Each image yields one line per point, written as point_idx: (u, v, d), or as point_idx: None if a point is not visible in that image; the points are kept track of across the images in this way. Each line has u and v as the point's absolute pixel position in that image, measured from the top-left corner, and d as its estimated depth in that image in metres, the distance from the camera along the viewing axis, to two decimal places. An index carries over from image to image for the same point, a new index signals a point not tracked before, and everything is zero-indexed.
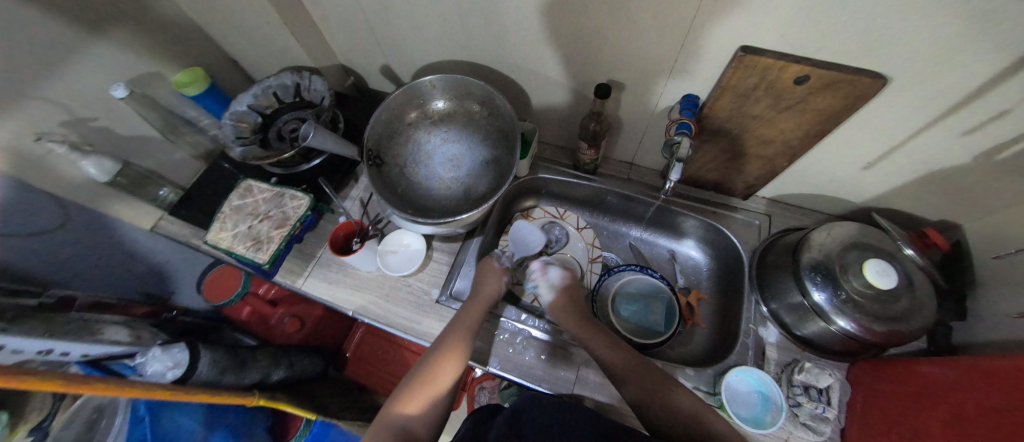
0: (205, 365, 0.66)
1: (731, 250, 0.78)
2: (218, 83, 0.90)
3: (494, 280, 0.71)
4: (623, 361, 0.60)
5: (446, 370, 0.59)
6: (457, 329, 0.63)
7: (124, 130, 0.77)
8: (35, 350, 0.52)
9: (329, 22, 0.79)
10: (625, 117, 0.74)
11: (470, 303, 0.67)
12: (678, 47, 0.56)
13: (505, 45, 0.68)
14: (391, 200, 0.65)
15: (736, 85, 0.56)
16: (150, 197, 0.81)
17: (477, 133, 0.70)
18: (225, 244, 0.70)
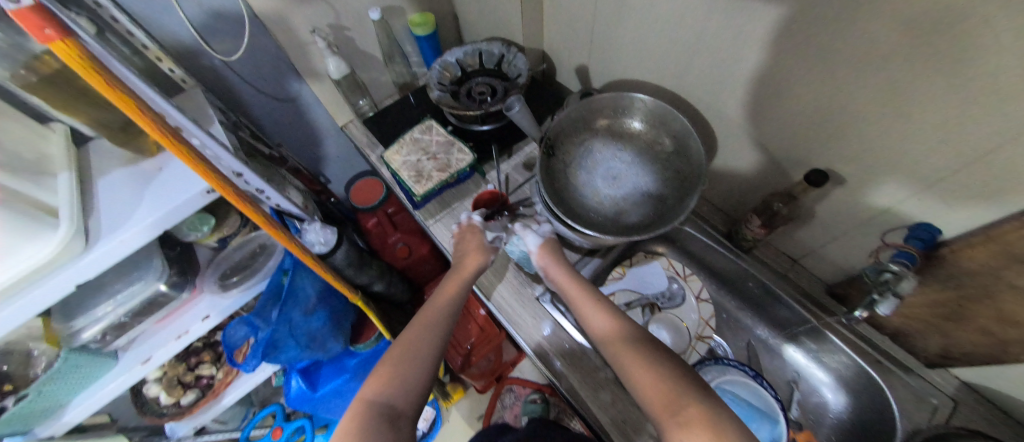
0: (342, 253, 0.78)
1: (885, 412, 0.64)
2: (438, 32, 1.02)
3: (473, 238, 0.73)
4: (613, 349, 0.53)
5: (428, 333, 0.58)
6: (446, 290, 0.66)
7: (361, 45, 0.93)
8: (255, 187, 0.66)
9: (555, 12, 0.84)
10: (821, 214, 0.64)
11: (454, 273, 0.68)
12: (936, 173, 0.46)
13: (720, 91, 0.64)
14: (548, 189, 0.66)
15: (1013, 241, 0.44)
16: (352, 102, 0.97)
17: (654, 164, 0.68)
18: (394, 165, 0.80)
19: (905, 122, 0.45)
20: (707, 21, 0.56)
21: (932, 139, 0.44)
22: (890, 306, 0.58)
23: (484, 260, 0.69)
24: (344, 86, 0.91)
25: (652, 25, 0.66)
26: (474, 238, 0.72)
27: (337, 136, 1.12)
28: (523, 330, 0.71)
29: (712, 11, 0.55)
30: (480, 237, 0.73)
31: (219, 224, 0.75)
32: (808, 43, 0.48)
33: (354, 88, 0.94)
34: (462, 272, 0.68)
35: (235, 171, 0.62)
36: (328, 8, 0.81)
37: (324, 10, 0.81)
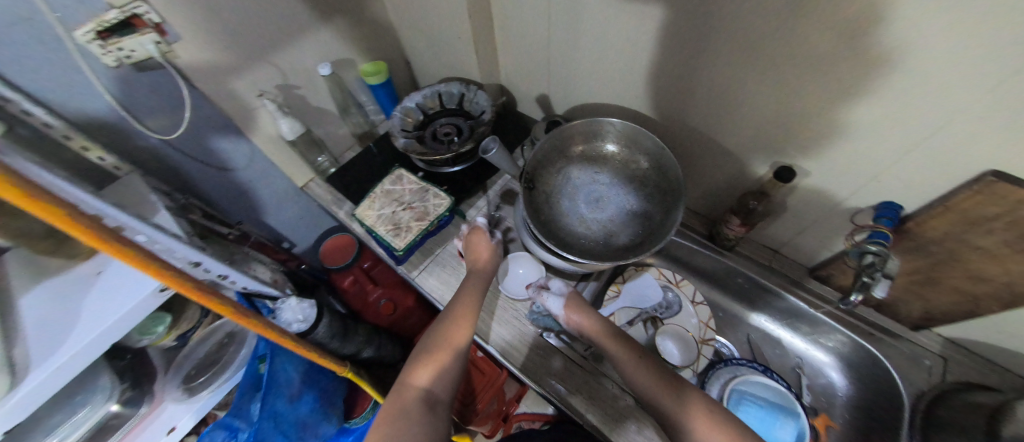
0: (324, 327, 0.71)
1: (886, 384, 0.66)
2: (392, 78, 1.01)
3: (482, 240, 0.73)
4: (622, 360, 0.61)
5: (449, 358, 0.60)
6: (459, 310, 0.64)
7: (314, 101, 0.90)
8: (218, 273, 0.60)
9: (508, 48, 0.86)
10: (792, 205, 0.67)
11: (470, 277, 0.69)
12: (889, 156, 0.51)
13: (679, 104, 0.68)
14: (535, 223, 0.65)
15: (966, 208, 0.49)
16: (311, 161, 0.92)
17: (631, 183, 0.69)
18: (369, 221, 0.76)
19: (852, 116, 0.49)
20: (660, 41, 0.60)
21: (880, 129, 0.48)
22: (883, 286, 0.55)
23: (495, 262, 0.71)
24: (301, 146, 0.87)
25: (606, 51, 0.69)
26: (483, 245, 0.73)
27: (298, 197, 1.06)
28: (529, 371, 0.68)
29: (662, 33, 0.58)
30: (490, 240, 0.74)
31: (175, 319, 0.67)
32: (755, 54, 0.51)
33: (311, 146, 0.90)
34: (479, 275, 0.68)
35: (193, 260, 0.56)
36: (276, 69, 0.78)
37: (271, 72, 0.77)
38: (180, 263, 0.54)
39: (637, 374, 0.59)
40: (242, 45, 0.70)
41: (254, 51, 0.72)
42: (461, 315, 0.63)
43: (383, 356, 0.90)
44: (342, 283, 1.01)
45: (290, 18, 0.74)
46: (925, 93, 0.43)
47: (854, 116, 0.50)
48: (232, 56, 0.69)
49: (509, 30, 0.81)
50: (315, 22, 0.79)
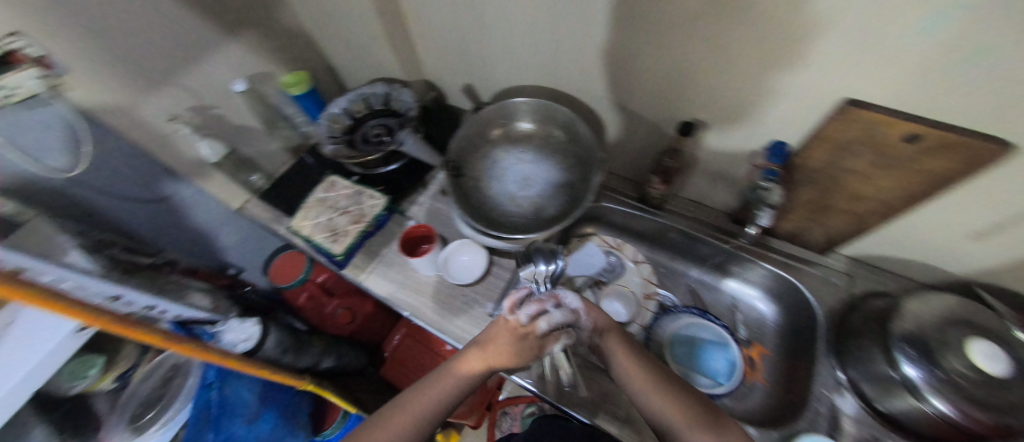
0: (271, 343, 0.71)
1: (804, 307, 0.73)
2: (316, 87, 0.99)
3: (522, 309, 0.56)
4: (654, 403, 0.52)
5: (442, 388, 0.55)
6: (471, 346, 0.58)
7: (235, 119, 0.87)
8: (141, 304, 0.57)
9: (425, 42, 0.86)
10: (703, 157, 0.73)
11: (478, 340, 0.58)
12: (772, 92, 0.55)
13: (591, 76, 0.71)
14: (464, 208, 0.68)
15: (835, 137, 0.55)
16: (243, 181, 0.89)
17: (554, 156, 0.72)
18: (305, 231, 0.76)
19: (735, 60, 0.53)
20: (562, 15, 0.62)
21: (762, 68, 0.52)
22: (768, 215, 0.65)
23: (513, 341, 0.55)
24: (226, 167, 0.84)
25: (515, 33, 0.71)
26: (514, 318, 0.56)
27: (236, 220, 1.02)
28: None
29: (561, 7, 0.61)
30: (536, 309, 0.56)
31: (111, 360, 0.63)
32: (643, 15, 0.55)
33: (239, 166, 0.87)
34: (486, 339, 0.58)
35: (109, 294, 0.53)
36: (185, 91, 0.75)
37: (181, 95, 0.74)
38: (95, 299, 0.51)
39: (672, 424, 0.50)
40: (139, 69, 0.66)
41: (154, 74, 0.69)
42: (472, 352, 0.57)
43: (345, 364, 0.90)
44: (298, 300, 1.00)
45: (191, 36, 0.71)
46: (786, 30, 0.47)
47: (735, 62, 0.54)
48: (133, 83, 0.66)
49: (422, 24, 0.81)
50: (221, 38, 0.76)
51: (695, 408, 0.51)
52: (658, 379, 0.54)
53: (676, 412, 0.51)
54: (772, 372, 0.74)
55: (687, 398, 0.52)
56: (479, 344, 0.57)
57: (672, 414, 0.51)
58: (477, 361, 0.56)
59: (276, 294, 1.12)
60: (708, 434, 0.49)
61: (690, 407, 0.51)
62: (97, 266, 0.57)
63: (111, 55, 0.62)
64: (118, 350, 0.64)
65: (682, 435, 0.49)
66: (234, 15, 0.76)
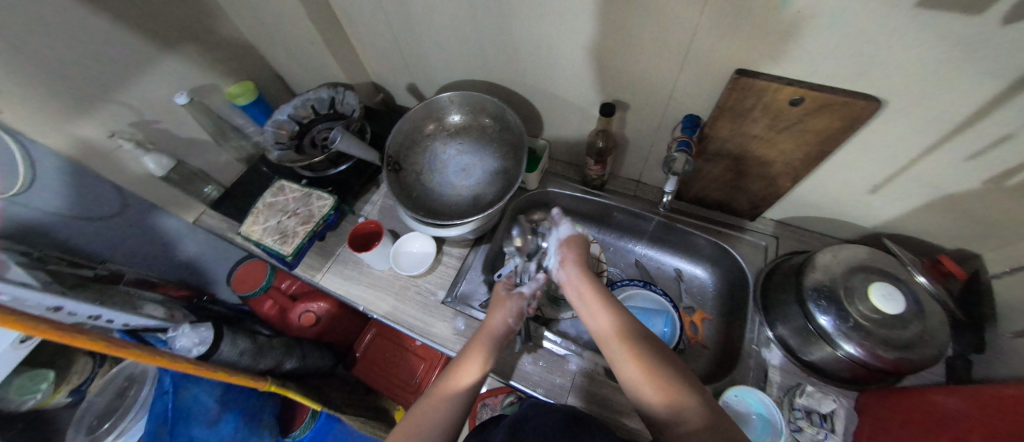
0: (226, 345, 0.71)
1: (738, 270, 0.78)
2: (264, 96, 1.00)
3: (505, 304, 0.65)
4: (614, 359, 0.52)
5: (448, 401, 0.54)
6: (468, 352, 0.60)
7: (181, 132, 0.87)
8: (86, 315, 0.58)
9: (365, 46, 0.89)
10: (630, 134, 0.78)
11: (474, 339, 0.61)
12: (678, 66, 0.59)
13: (520, 66, 0.75)
14: (403, 200, 0.71)
15: (734, 105, 0.59)
16: (195, 193, 0.90)
17: (490, 145, 0.77)
18: (255, 236, 0.77)
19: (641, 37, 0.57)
20: (483, 10, 0.65)
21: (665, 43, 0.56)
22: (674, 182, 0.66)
23: (506, 326, 0.63)
24: (176, 180, 0.84)
25: (444, 31, 0.74)
26: (506, 313, 0.65)
27: (197, 234, 1.02)
28: (432, 334, 0.74)
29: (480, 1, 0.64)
30: (517, 301, 0.66)
31: (63, 375, 0.64)
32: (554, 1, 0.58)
33: (190, 179, 0.87)
34: (489, 337, 0.61)
35: (51, 305, 0.54)
36: (128, 107, 0.76)
37: (124, 111, 0.75)
38: (37, 311, 0.52)
39: (635, 371, 0.49)
40: (79, 87, 0.67)
41: (95, 91, 0.70)
42: (470, 356, 0.59)
43: (311, 364, 0.92)
44: (263, 308, 1.01)
45: (129, 52, 0.73)
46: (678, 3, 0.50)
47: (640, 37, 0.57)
48: (71, 101, 0.66)
49: (359, 28, 0.84)
50: (160, 52, 0.78)
51: (649, 348, 0.50)
52: (631, 338, 0.52)
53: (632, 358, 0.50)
54: (712, 335, 0.79)
55: (641, 339, 0.52)
56: (477, 347, 0.60)
57: (631, 362, 0.50)
58: (474, 364, 0.58)
59: (241, 306, 1.13)
60: (665, 370, 0.48)
61: (646, 347, 0.50)
62: (39, 280, 0.57)
63: (50, 74, 0.63)
64: (68, 365, 0.64)
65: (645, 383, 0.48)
66: (171, 29, 0.78)
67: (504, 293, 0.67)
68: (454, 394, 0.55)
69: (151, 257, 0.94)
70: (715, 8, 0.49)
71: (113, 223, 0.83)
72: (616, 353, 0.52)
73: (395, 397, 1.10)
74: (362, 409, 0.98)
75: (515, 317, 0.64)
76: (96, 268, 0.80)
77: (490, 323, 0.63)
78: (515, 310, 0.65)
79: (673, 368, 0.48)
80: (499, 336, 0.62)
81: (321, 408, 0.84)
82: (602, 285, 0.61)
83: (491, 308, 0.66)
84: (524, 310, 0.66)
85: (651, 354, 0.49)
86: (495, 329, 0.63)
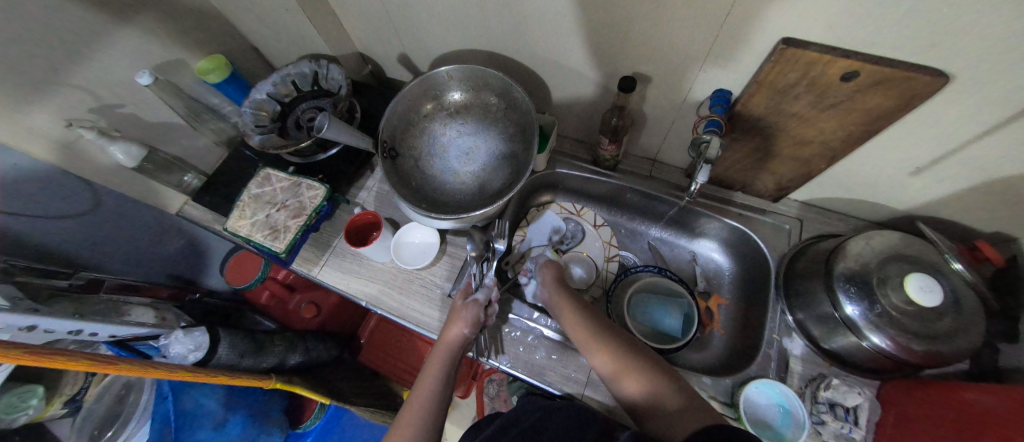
0: (225, 349, 0.69)
1: (758, 255, 0.75)
2: (239, 72, 0.90)
3: (461, 312, 0.64)
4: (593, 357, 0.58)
5: (443, 357, 0.60)
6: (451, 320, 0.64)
7: (151, 117, 0.78)
8: (65, 331, 0.53)
9: (348, 11, 0.78)
10: (649, 110, 0.71)
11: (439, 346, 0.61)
12: (713, 34, 0.52)
13: (528, 33, 0.65)
14: (402, 191, 0.65)
15: (774, 81, 0.52)
16: (174, 182, 0.83)
17: (494, 126, 0.70)
18: (243, 232, 0.72)
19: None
20: None
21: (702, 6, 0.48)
22: (708, 170, 0.57)
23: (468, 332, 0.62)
24: (150, 170, 0.77)
25: None
26: (461, 324, 0.63)
27: (183, 224, 0.97)
28: (441, 330, 0.71)
29: None
30: (472, 310, 0.64)
31: (53, 388, 0.61)
32: None
33: (167, 167, 0.80)
34: (448, 346, 0.61)
35: (23, 325, 0.49)
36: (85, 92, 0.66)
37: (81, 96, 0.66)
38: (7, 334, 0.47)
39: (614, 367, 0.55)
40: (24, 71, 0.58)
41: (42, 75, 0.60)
42: (454, 321, 0.63)
43: (315, 357, 0.90)
44: (261, 299, 1.01)
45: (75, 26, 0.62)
46: None
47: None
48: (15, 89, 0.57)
49: None
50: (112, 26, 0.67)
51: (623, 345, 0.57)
52: (608, 338, 0.58)
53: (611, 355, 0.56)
54: (727, 320, 0.78)
55: (608, 334, 0.58)
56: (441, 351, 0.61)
57: (607, 358, 0.56)
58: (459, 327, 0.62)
59: (238, 295, 1.10)
60: (643, 366, 0.53)
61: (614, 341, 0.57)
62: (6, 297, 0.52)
63: None
64: (58, 378, 0.61)
65: (625, 375, 0.54)
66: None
67: (459, 303, 0.66)
68: (440, 372, 0.58)
69: (134, 251, 0.89)
70: None
71: (88, 220, 0.77)
72: (596, 354, 0.57)
73: (402, 382, 1.10)
74: (369, 397, 0.97)
75: (471, 326, 0.63)
76: (69, 277, 0.73)
77: (447, 334, 0.62)
78: (470, 319, 0.63)
79: (643, 360, 0.54)
80: (456, 348, 0.61)
81: (330, 402, 0.83)
82: (568, 292, 0.67)
83: (447, 320, 0.64)
84: (480, 320, 0.64)
85: (625, 350, 0.56)
86: (454, 340, 0.61)
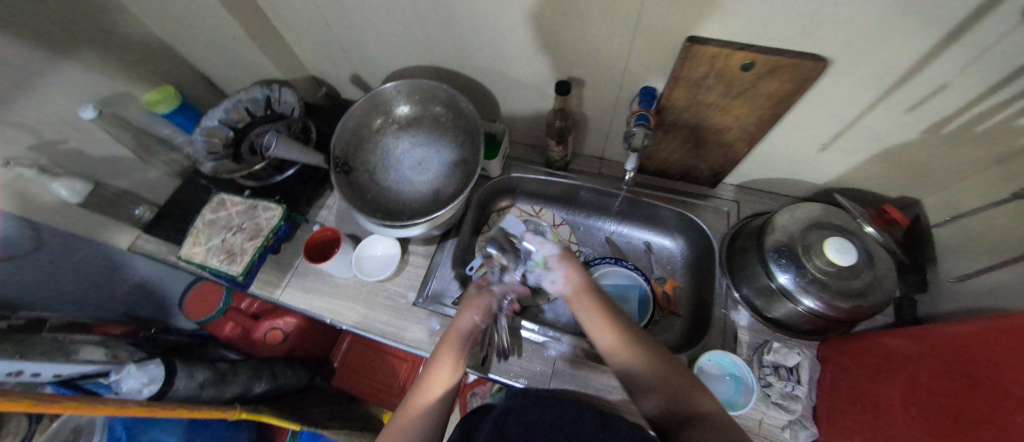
0: (182, 380, 0.67)
1: (704, 237, 0.80)
2: (190, 102, 0.90)
3: (473, 303, 0.63)
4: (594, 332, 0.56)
5: (447, 370, 0.56)
6: (437, 360, 0.57)
7: (96, 151, 0.77)
8: (4, 372, 0.52)
9: (297, 37, 0.81)
10: (589, 111, 0.76)
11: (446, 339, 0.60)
12: (630, 38, 0.57)
13: (468, 47, 0.70)
14: (357, 204, 0.67)
15: (688, 75, 0.58)
16: (125, 216, 0.81)
17: (444, 135, 0.73)
18: (199, 258, 0.71)
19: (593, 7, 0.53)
20: None
21: (615, 12, 0.53)
22: (635, 159, 0.64)
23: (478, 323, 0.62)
24: (95, 205, 0.76)
25: (381, 15, 0.68)
26: (473, 312, 0.63)
27: (138, 259, 0.94)
28: (408, 338, 0.72)
29: None
30: (486, 299, 0.64)
31: None
32: None
33: (114, 202, 0.79)
34: (459, 336, 0.60)
35: None
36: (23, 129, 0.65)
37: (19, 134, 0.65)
38: None
39: (613, 347, 0.53)
40: None
41: None
42: (439, 365, 0.56)
43: (284, 384, 0.88)
44: (224, 331, 0.97)
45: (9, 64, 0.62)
46: None
47: (588, 8, 0.54)
48: None
49: (287, 18, 0.76)
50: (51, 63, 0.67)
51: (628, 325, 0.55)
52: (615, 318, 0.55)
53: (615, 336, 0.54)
54: (683, 302, 0.82)
55: (623, 323, 0.55)
56: (447, 346, 0.59)
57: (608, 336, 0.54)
58: (444, 376, 0.56)
59: (201, 330, 1.06)
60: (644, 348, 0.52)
61: (629, 330, 0.54)
62: None
63: None
64: None
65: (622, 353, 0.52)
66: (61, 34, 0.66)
67: (471, 293, 0.65)
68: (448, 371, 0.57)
69: (83, 291, 0.85)
70: None
71: (30, 262, 0.74)
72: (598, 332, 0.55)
73: (380, 401, 1.09)
74: (345, 420, 0.94)
75: (482, 315, 0.63)
76: (10, 317, 0.70)
77: (457, 323, 0.61)
78: (482, 309, 0.63)
79: (648, 344, 0.52)
80: (468, 337, 0.61)
81: (301, 427, 0.80)
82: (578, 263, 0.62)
83: (459, 309, 0.63)
84: (493, 307, 0.64)
85: (629, 331, 0.54)
86: (465, 329, 0.61)
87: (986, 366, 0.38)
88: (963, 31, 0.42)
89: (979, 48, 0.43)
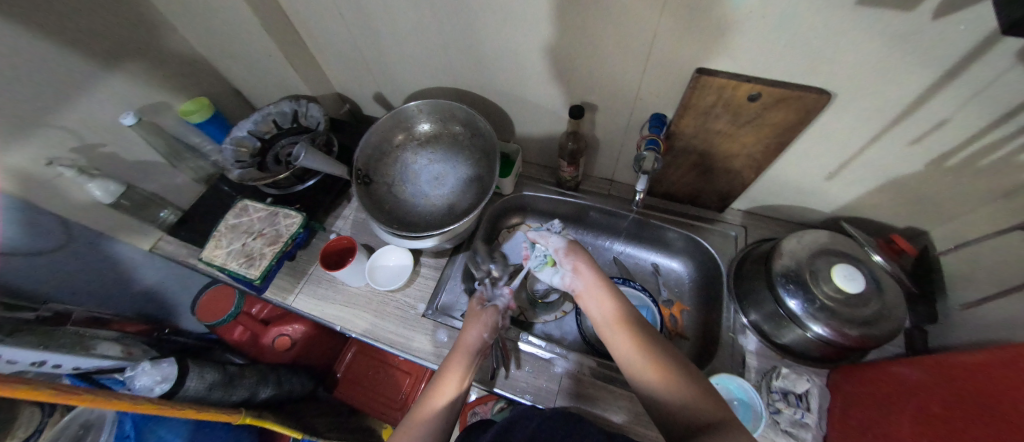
0: (193, 380, 0.67)
1: (711, 260, 0.81)
2: (222, 113, 0.95)
3: (478, 319, 0.63)
4: (618, 347, 0.55)
5: (454, 386, 0.56)
6: (445, 372, 0.58)
7: (131, 155, 0.81)
8: (28, 361, 0.54)
9: (327, 57, 0.86)
10: (600, 134, 0.79)
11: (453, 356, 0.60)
12: (642, 67, 0.61)
13: (489, 71, 0.74)
14: (376, 214, 0.69)
15: (697, 103, 0.61)
16: (150, 218, 0.84)
17: (462, 153, 0.77)
18: (219, 261, 0.73)
19: (608, 36, 0.57)
20: (446, 18, 0.65)
21: (629, 42, 0.57)
22: (645, 180, 0.65)
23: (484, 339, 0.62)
24: (126, 206, 0.79)
25: (408, 39, 0.73)
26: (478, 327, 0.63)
27: (157, 262, 0.97)
28: (415, 349, 0.72)
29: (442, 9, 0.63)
30: (492, 314, 0.64)
31: None
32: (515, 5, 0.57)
33: (144, 204, 0.82)
34: (465, 351, 0.60)
35: None
36: (68, 132, 0.69)
37: (64, 136, 0.69)
38: None
39: (636, 362, 0.52)
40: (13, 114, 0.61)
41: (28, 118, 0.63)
42: (447, 375, 0.57)
43: (289, 391, 0.88)
44: (233, 335, 0.98)
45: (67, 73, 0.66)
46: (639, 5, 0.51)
47: (603, 37, 0.58)
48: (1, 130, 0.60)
49: (320, 40, 0.81)
50: (103, 73, 0.72)
51: (652, 341, 0.54)
52: (639, 333, 0.55)
53: (640, 353, 0.53)
54: (690, 325, 0.82)
55: (647, 338, 0.54)
56: (453, 362, 0.59)
57: (632, 351, 0.53)
58: (453, 384, 0.56)
59: (209, 333, 1.07)
60: (668, 365, 0.50)
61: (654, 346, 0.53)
62: None
63: None
64: None
65: (647, 371, 0.51)
66: (115, 48, 0.72)
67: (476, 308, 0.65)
68: (453, 387, 0.56)
69: (101, 290, 0.87)
70: (673, 12, 0.50)
71: (60, 257, 0.77)
72: (621, 346, 0.55)
73: (381, 415, 1.07)
74: (344, 432, 0.93)
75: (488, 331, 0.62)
76: (36, 310, 0.74)
77: (463, 339, 0.61)
78: (489, 325, 0.63)
79: (671, 363, 0.50)
80: (475, 353, 0.60)
81: (302, 435, 0.80)
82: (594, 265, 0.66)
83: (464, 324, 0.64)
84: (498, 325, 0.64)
85: (654, 348, 0.52)
86: (471, 344, 0.61)
87: (995, 399, 0.38)
88: (961, 69, 0.44)
89: (976, 85, 0.45)
